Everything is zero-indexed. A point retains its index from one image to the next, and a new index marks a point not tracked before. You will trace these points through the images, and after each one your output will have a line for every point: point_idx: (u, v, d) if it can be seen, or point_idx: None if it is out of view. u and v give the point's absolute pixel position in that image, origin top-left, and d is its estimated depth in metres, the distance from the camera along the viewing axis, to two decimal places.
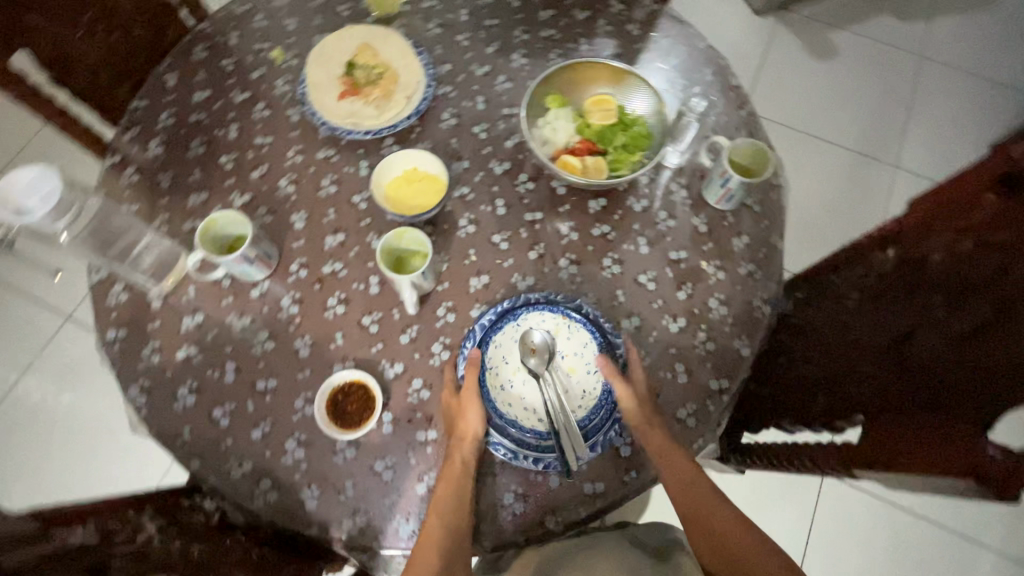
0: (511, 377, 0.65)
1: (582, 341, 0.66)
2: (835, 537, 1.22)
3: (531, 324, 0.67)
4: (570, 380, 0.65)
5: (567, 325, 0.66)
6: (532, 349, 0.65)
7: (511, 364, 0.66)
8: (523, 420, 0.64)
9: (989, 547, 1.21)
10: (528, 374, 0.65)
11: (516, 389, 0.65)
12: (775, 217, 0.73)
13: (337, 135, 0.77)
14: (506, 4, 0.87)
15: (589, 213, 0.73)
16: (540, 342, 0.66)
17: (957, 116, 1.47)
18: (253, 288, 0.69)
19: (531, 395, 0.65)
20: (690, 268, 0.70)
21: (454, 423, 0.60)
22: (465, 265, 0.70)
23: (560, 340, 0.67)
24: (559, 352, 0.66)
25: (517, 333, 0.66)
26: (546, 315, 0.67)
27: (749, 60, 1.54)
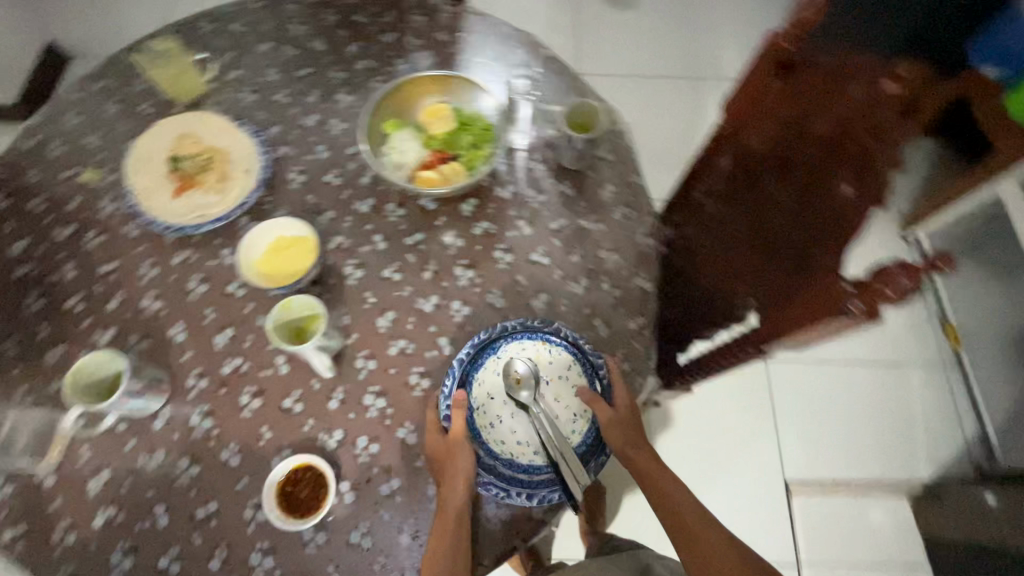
0: (499, 412, 0.66)
1: (564, 364, 0.67)
2: (795, 409, 1.35)
3: (513, 354, 0.67)
4: (560, 404, 0.66)
5: (548, 349, 0.67)
6: (519, 381, 0.66)
7: (497, 400, 0.67)
8: (517, 454, 0.65)
9: (911, 363, 1.39)
10: (515, 406, 0.66)
11: (506, 421, 0.66)
12: (628, 159, 0.79)
13: (186, 233, 0.72)
14: (312, 50, 0.87)
15: (465, 216, 0.75)
16: (523, 372, 0.66)
17: (752, 20, 1.64)
18: (154, 420, 0.63)
19: (522, 428, 0.66)
20: (573, 231, 0.74)
21: (443, 469, 0.59)
22: (366, 309, 0.69)
23: (543, 367, 0.67)
24: (544, 378, 0.67)
25: (497, 366, 0.67)
26: (525, 343, 0.67)
27: (564, 30, 1.63)
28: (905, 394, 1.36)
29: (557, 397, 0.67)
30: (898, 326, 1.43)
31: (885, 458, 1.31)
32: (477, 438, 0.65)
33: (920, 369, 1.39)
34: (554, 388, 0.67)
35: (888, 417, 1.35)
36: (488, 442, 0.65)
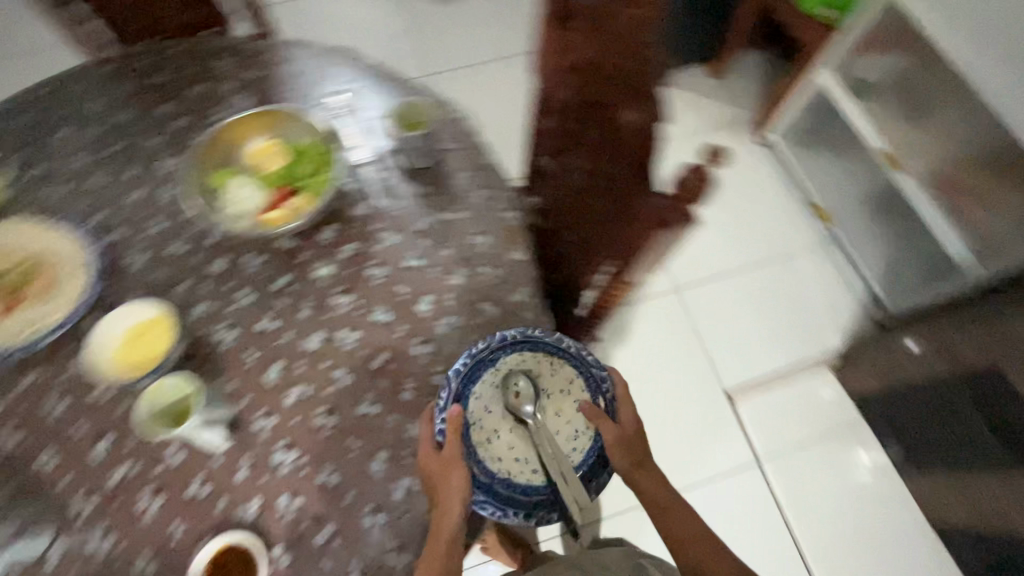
0: (498, 429, 0.69)
1: (565, 377, 0.71)
2: (709, 322, 1.46)
3: (511, 365, 0.69)
4: (561, 416, 0.70)
5: (550, 361, 0.70)
6: (520, 395, 0.68)
7: (494, 413, 0.69)
8: (516, 475, 0.68)
9: (796, 250, 1.54)
10: (514, 421, 0.69)
11: (503, 436, 0.69)
12: (472, 143, 0.80)
13: (24, 353, 0.66)
14: (118, 122, 0.81)
15: (327, 244, 0.73)
16: (524, 387, 0.69)
17: None
18: (47, 560, 0.57)
19: (519, 445, 0.69)
20: (438, 228, 0.75)
21: (434, 488, 0.58)
22: (250, 368, 0.66)
23: (546, 379, 0.70)
24: (543, 389, 0.70)
25: (496, 381, 0.69)
26: (527, 353, 0.70)
27: (398, 38, 1.64)
28: (797, 278, 1.50)
29: (558, 411, 0.70)
30: (776, 220, 1.57)
31: (800, 341, 1.45)
32: (473, 454, 0.67)
33: (805, 253, 1.53)
34: (555, 402, 0.70)
35: (791, 305, 1.48)
36: (483, 459, 0.67)
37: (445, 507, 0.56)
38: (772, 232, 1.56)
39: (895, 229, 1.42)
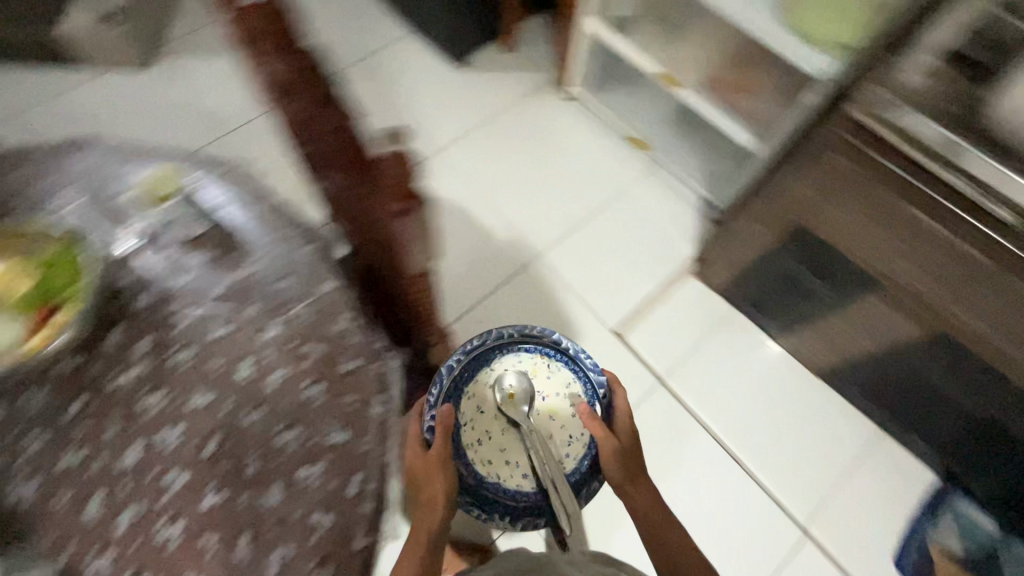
0: (497, 430, 1.13)
1: (551, 381, 1.16)
2: (579, 274, 1.53)
3: (501, 373, 1.16)
4: (546, 417, 1.13)
5: (542, 371, 1.16)
6: (513, 395, 1.12)
7: (488, 416, 1.13)
8: (506, 480, 1.10)
9: (632, 181, 1.65)
10: (508, 423, 1.13)
11: (497, 432, 1.13)
12: (251, 192, 0.77)
13: None
14: None
15: (117, 347, 0.66)
16: (515, 392, 1.13)
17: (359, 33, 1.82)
18: None
19: (510, 439, 1.11)
20: (238, 288, 0.71)
21: (429, 483, 0.95)
22: (69, 512, 0.59)
23: (540, 378, 1.16)
24: (537, 394, 1.15)
25: (495, 392, 1.14)
26: (524, 357, 1.17)
27: (202, 118, 1.60)
28: (640, 205, 1.62)
29: (545, 416, 1.13)
30: (602, 161, 1.67)
31: (656, 260, 1.56)
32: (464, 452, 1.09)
33: (635, 181, 1.65)
34: (546, 408, 1.14)
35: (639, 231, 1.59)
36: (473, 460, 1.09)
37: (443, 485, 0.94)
38: (602, 172, 1.66)
39: (700, 138, 1.61)
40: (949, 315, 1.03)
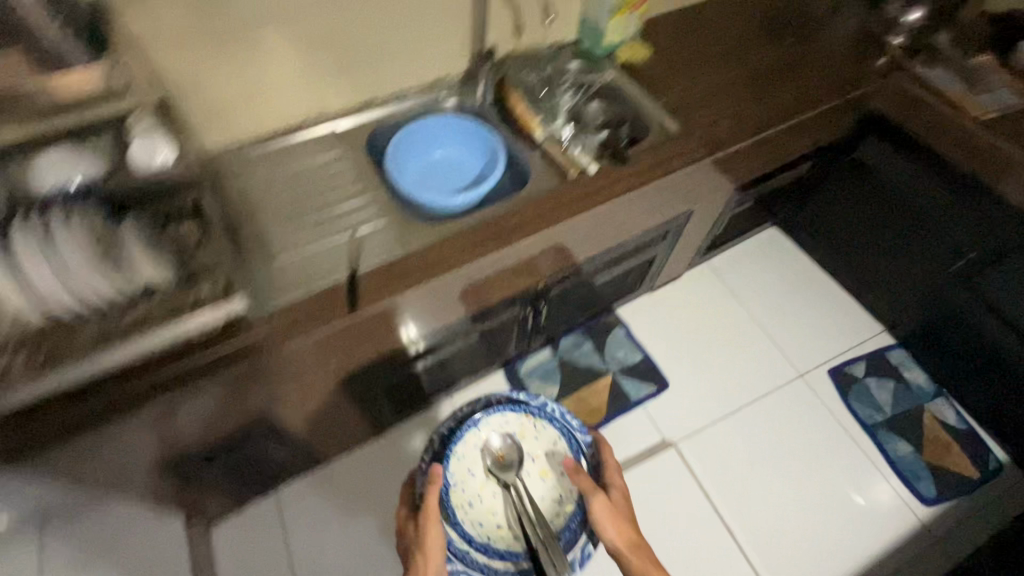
0: (488, 484, 1.09)
1: (541, 445, 1.11)
2: None
3: (489, 432, 1.10)
4: (536, 477, 1.10)
5: (530, 428, 1.12)
6: (500, 454, 1.09)
7: (475, 479, 1.09)
8: (495, 536, 1.07)
9: None
10: (498, 485, 1.09)
11: (486, 487, 1.09)
12: None
13: None
14: None
15: None
16: (502, 449, 1.10)
17: None
18: None
19: (496, 505, 1.08)
20: None
21: (426, 542, 0.96)
22: None
23: (526, 442, 1.11)
24: (526, 451, 1.11)
25: (479, 451, 1.09)
26: (509, 418, 1.11)
27: None
28: None
29: (538, 478, 1.10)
30: None
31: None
32: (456, 517, 1.06)
33: None
34: (541, 467, 1.10)
35: None
36: (463, 522, 1.06)
37: (429, 548, 0.95)
38: None
39: None
40: (328, 368, 0.97)
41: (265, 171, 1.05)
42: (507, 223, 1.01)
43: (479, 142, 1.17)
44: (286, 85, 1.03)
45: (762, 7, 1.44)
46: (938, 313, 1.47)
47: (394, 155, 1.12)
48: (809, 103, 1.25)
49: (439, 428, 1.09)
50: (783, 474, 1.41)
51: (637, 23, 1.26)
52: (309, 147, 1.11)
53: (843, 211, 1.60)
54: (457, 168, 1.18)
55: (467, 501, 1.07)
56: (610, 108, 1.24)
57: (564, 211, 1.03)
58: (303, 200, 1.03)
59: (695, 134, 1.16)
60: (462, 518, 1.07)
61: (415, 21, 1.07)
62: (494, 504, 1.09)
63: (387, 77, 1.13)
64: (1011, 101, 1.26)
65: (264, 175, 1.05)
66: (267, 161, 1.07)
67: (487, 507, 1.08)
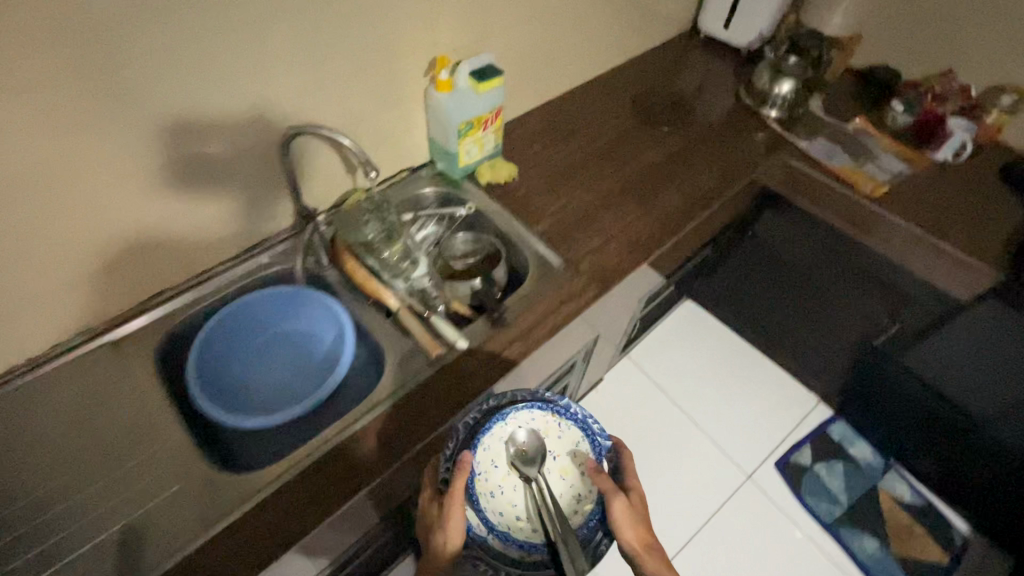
0: (506, 473, 0.88)
1: (566, 445, 0.89)
2: None
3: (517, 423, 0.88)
4: (560, 473, 0.89)
5: (557, 425, 0.89)
6: (522, 448, 0.88)
7: (497, 468, 0.88)
8: (514, 523, 0.86)
9: None
10: (517, 478, 0.88)
11: (506, 473, 0.88)
12: None
13: None
14: None
15: None
16: (525, 442, 0.88)
17: None
18: None
19: (516, 499, 0.87)
20: None
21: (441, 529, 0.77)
22: None
23: (547, 441, 0.89)
24: (550, 448, 0.90)
25: (504, 437, 0.87)
26: (534, 416, 0.88)
27: None
28: None
29: (557, 479, 0.89)
30: None
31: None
32: (478, 503, 0.86)
33: None
34: (561, 466, 0.89)
35: None
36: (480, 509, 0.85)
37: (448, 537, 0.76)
38: None
39: None
40: None
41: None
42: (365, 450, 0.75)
43: (319, 304, 0.89)
44: (13, 317, 0.72)
45: (630, 95, 1.33)
46: (869, 385, 1.39)
47: (208, 367, 0.83)
48: (703, 201, 1.12)
49: (466, 417, 0.84)
50: (754, 552, 1.30)
51: (496, 140, 1.08)
52: (67, 383, 0.79)
53: (754, 285, 1.50)
54: (304, 335, 0.90)
55: (490, 488, 0.87)
56: (475, 235, 1.04)
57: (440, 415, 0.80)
58: (55, 479, 0.71)
59: (584, 267, 0.98)
60: (482, 505, 0.86)
61: (198, 196, 0.81)
62: (515, 494, 0.88)
63: (176, 265, 0.85)
64: (898, 168, 1.20)
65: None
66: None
67: (507, 498, 0.87)
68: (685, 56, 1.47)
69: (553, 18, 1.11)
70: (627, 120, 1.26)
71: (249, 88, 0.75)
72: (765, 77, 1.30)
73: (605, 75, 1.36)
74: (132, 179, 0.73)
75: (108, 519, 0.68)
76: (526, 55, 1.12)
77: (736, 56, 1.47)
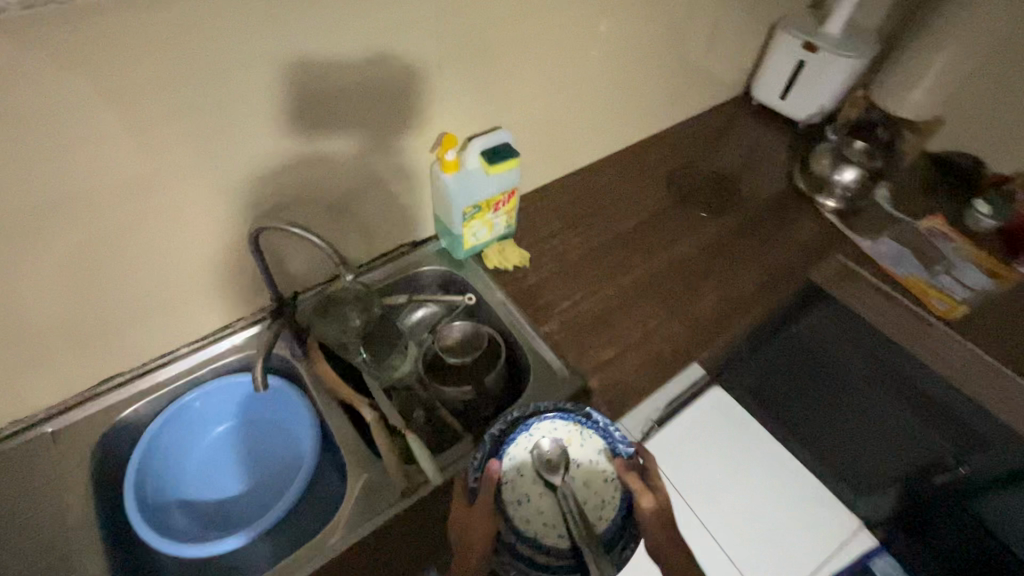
0: (530, 479, 0.73)
1: (594, 449, 0.74)
2: None
3: (542, 432, 0.75)
4: (592, 474, 0.73)
5: (578, 431, 0.75)
6: (547, 455, 0.74)
7: (523, 474, 0.73)
8: (545, 532, 0.70)
9: None
10: (542, 485, 0.73)
11: (531, 478, 0.73)
12: None
13: None
14: None
15: None
16: (550, 450, 0.74)
17: None
18: None
19: (543, 507, 0.71)
20: None
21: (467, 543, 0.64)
22: None
23: (571, 448, 0.75)
24: (575, 455, 0.74)
25: (529, 444, 0.75)
26: (556, 424, 0.75)
27: None
28: None
29: (585, 482, 0.73)
30: None
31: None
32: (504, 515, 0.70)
33: None
34: (585, 472, 0.73)
35: None
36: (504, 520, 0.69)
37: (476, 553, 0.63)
38: None
39: None
40: None
41: None
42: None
43: (291, 400, 0.80)
44: None
45: (667, 171, 1.19)
46: (924, 528, 1.18)
47: (161, 465, 0.76)
48: (742, 307, 0.96)
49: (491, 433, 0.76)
50: None
51: (507, 222, 0.96)
52: None
53: (795, 389, 1.31)
54: (274, 428, 0.83)
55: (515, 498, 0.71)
56: (479, 325, 0.92)
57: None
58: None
59: (594, 382, 0.84)
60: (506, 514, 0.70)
61: (162, 277, 0.72)
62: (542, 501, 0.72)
63: (130, 351, 0.76)
64: (979, 283, 1.02)
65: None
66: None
67: (532, 510, 0.71)
68: (732, 126, 1.33)
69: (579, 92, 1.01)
70: (660, 203, 1.12)
71: (221, 171, 0.68)
72: (823, 161, 1.15)
73: (640, 147, 1.24)
74: (81, 263, 0.65)
75: None
76: (548, 130, 1.02)
77: (791, 131, 1.32)
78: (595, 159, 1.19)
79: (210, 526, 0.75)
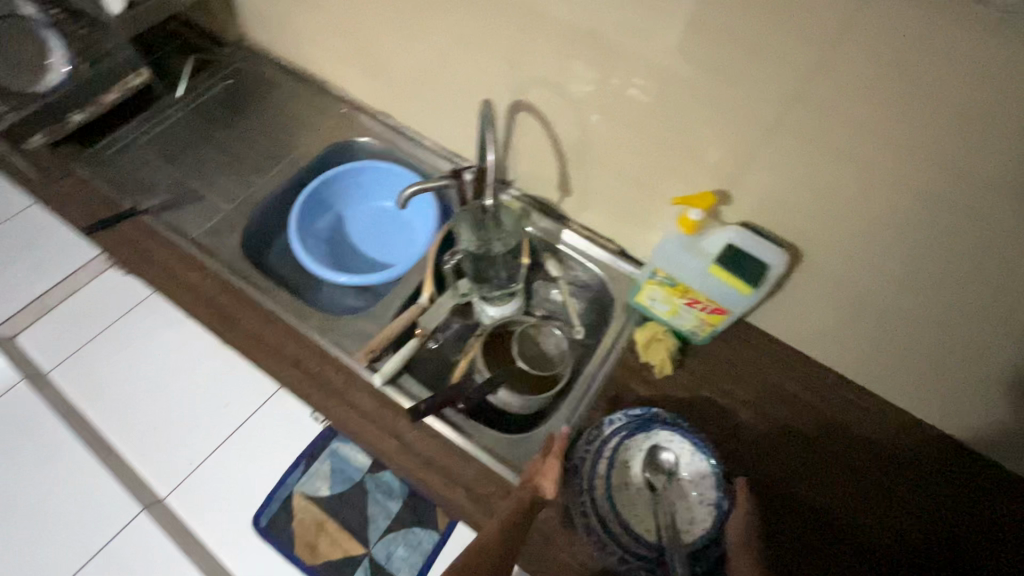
0: (635, 470, 0.69)
1: (700, 474, 0.68)
2: None
3: (660, 440, 0.70)
4: (691, 492, 0.67)
5: (691, 450, 0.68)
6: (657, 462, 0.69)
7: (634, 466, 0.69)
8: (633, 520, 0.66)
9: None
10: (644, 481, 0.69)
11: (636, 471, 0.69)
12: None
13: None
14: None
15: None
16: (662, 458, 0.69)
17: None
18: None
19: (641, 500, 0.68)
20: None
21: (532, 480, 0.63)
22: None
23: (682, 464, 0.69)
24: (683, 474, 0.68)
25: (645, 444, 0.70)
26: (674, 437, 0.69)
27: None
28: None
29: (682, 495, 0.67)
30: None
31: (222, 513, 0.86)
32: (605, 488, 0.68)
33: None
34: (687, 491, 0.68)
35: None
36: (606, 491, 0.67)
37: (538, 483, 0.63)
38: None
39: None
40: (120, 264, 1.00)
41: (261, 100, 1.03)
42: (251, 326, 0.79)
43: (426, 223, 0.91)
44: (320, 53, 0.96)
45: (985, 547, 0.68)
46: None
47: (342, 190, 0.95)
48: None
49: (614, 416, 0.71)
50: None
51: (696, 327, 0.76)
52: (302, 108, 1.02)
53: None
54: (403, 229, 0.96)
55: (619, 478, 0.69)
56: (568, 359, 0.81)
57: (290, 384, 0.75)
58: (224, 133, 1.00)
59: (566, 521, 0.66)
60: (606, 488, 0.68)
61: (447, 89, 0.84)
62: (641, 492, 0.68)
63: (399, 112, 0.94)
64: None
65: (244, 93, 1.04)
66: (257, 82, 1.05)
67: (629, 495, 0.68)
68: None
69: (940, 310, 0.63)
70: (899, 552, 0.68)
71: (521, 48, 0.71)
72: None
73: (1014, 489, 0.71)
74: (414, 34, 0.80)
75: (211, 185, 0.93)
76: (847, 303, 0.69)
77: None
78: (898, 405, 0.76)
79: (324, 243, 0.94)
